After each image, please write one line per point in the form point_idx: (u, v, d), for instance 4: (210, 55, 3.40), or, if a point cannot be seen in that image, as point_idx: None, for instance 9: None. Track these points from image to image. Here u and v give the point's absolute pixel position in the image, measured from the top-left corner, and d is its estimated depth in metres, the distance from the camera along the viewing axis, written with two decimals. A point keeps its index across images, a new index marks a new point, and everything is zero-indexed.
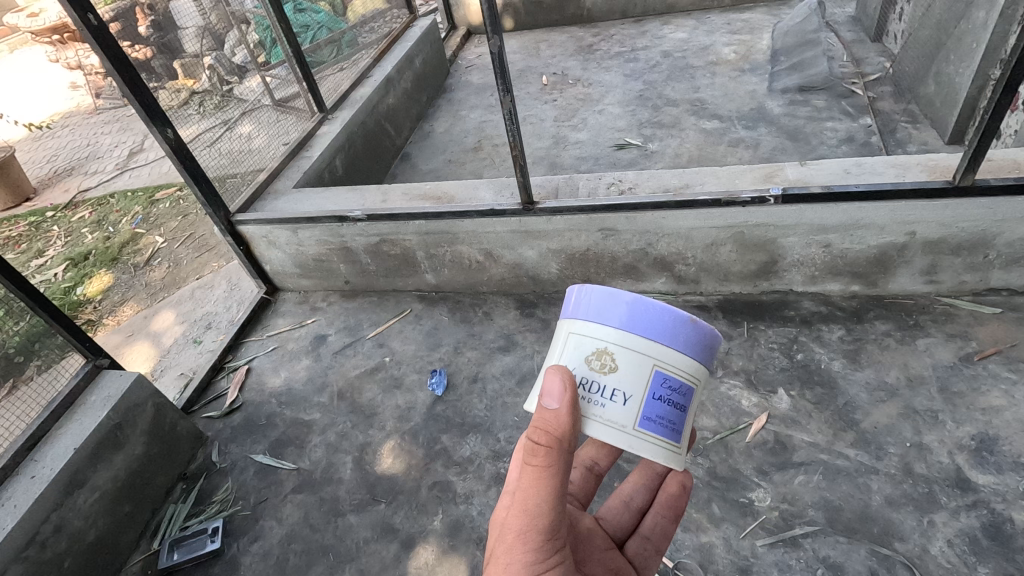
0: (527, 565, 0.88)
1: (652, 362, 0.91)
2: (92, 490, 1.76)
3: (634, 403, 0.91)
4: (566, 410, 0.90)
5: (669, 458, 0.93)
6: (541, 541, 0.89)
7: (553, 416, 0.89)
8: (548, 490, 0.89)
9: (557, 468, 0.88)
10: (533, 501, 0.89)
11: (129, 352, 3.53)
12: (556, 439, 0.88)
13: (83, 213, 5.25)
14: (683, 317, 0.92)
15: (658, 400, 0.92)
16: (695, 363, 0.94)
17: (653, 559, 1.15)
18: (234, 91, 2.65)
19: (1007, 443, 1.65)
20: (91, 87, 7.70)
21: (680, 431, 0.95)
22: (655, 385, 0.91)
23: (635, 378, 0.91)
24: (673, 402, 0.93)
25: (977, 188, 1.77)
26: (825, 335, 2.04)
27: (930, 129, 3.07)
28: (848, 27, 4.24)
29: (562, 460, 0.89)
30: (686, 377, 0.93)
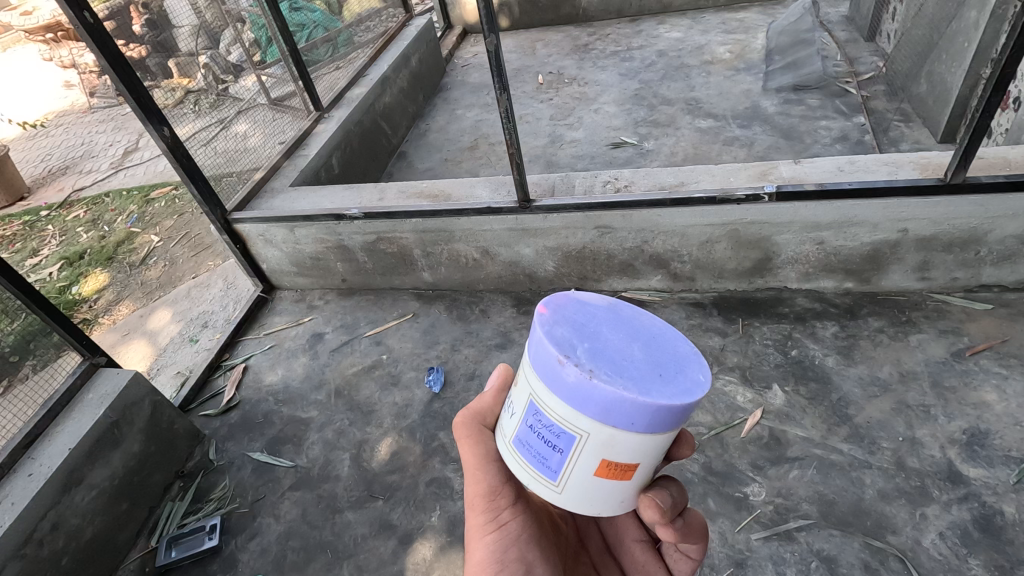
0: (480, 525, 0.98)
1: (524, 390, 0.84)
2: (89, 488, 1.76)
3: (511, 418, 0.89)
4: (487, 392, 1.03)
5: (536, 487, 0.86)
6: (484, 503, 0.98)
7: (475, 398, 1.03)
8: (474, 456, 0.98)
9: (479, 437, 0.98)
10: (468, 471, 0.99)
11: (125, 351, 3.53)
12: (472, 412, 1.01)
13: (77, 212, 5.23)
14: (551, 357, 0.77)
15: (530, 432, 0.84)
16: (567, 411, 0.78)
17: (684, 562, 1.11)
18: (229, 91, 2.63)
19: (998, 437, 1.67)
20: (85, 86, 7.66)
21: (557, 471, 0.82)
22: (527, 414, 0.84)
23: (516, 399, 0.86)
24: (542, 439, 0.82)
25: (968, 185, 1.79)
26: (819, 332, 2.06)
27: (922, 128, 3.09)
28: (841, 27, 4.27)
29: (481, 427, 1.00)
30: (559, 422, 0.79)
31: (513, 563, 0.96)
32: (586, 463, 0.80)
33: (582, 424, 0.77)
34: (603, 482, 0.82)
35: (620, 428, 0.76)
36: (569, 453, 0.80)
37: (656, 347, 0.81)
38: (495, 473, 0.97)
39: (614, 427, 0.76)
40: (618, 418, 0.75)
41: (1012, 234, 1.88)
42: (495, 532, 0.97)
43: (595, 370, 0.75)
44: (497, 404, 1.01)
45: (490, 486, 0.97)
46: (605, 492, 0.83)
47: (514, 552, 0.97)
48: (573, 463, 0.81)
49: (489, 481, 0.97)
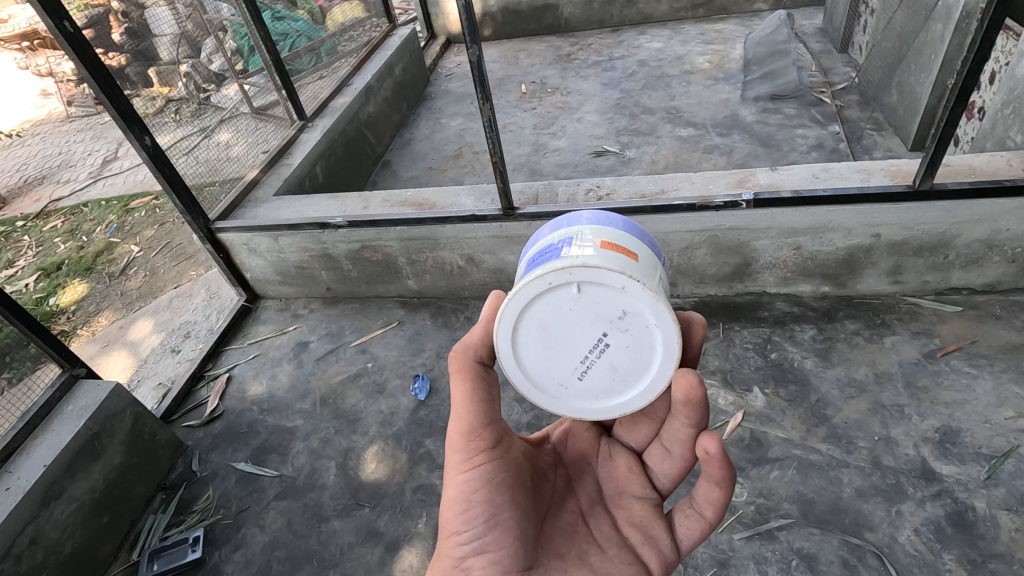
0: (455, 463, 1.04)
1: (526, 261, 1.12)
2: (69, 501, 1.73)
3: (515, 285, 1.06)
4: (477, 327, 1.08)
5: (549, 270, 0.97)
6: (464, 441, 1.03)
7: (467, 335, 1.08)
8: (462, 394, 1.03)
9: (465, 374, 1.03)
10: (453, 406, 1.05)
11: (105, 362, 3.47)
12: (463, 349, 1.06)
13: (55, 222, 5.14)
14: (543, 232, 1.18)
15: (534, 261, 1.05)
16: (556, 231, 1.09)
17: (694, 521, 1.08)
18: (212, 99, 2.68)
19: (969, 435, 1.72)
20: (63, 95, 7.58)
21: (564, 254, 1.00)
22: (530, 263, 1.08)
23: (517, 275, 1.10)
24: (545, 252, 1.05)
25: (935, 191, 1.85)
26: (797, 335, 2.11)
27: (894, 136, 3.19)
28: (816, 38, 4.40)
29: (471, 364, 1.04)
30: (556, 236, 1.08)
31: (482, 503, 1.01)
32: (588, 242, 1.02)
33: (575, 223, 1.09)
34: (608, 250, 1.00)
35: (599, 218, 1.08)
36: (570, 241, 1.03)
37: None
38: (477, 412, 1.03)
39: (597, 221, 1.08)
40: (594, 216, 1.10)
41: (979, 238, 1.95)
42: (468, 471, 1.02)
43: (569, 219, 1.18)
44: (485, 324, 1.07)
45: (472, 425, 1.03)
46: (620, 258, 0.99)
47: (483, 493, 1.01)
48: (575, 243, 1.02)
49: (471, 419, 1.03)
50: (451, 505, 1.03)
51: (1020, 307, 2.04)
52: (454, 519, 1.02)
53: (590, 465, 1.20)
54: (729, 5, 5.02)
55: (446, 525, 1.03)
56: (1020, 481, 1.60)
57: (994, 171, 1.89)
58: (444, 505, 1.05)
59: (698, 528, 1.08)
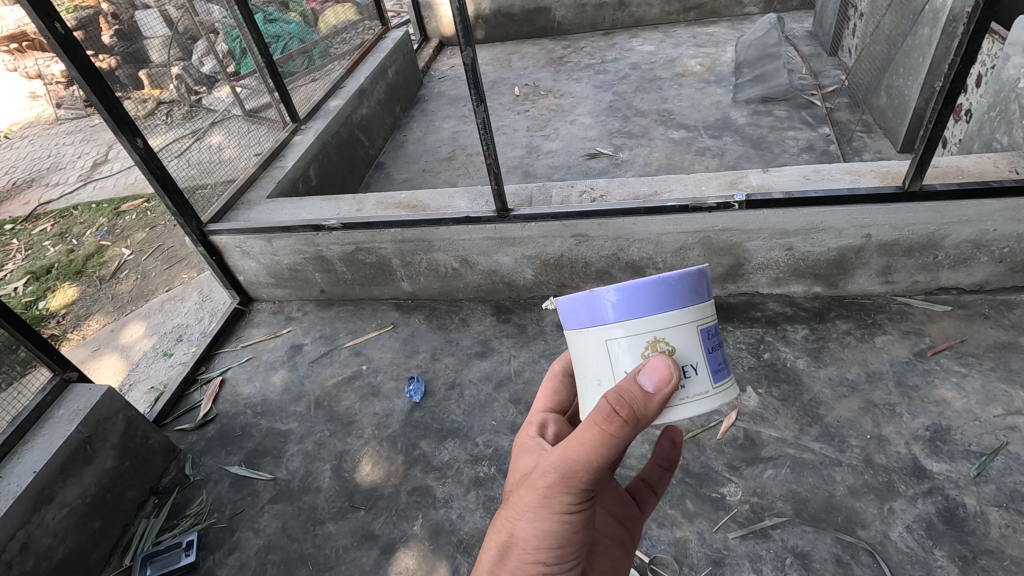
0: (561, 505, 0.93)
1: (695, 324, 0.91)
2: (60, 506, 1.71)
3: (703, 367, 0.92)
4: (653, 391, 0.85)
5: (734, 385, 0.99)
6: (579, 489, 0.92)
7: (635, 395, 0.85)
8: (602, 455, 0.87)
9: (620, 440, 0.86)
10: (585, 461, 0.89)
11: (96, 366, 3.44)
12: (633, 416, 0.84)
13: (44, 226, 5.09)
14: (690, 272, 0.91)
15: (714, 349, 0.95)
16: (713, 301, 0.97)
17: (648, 496, 1.21)
18: (203, 101, 2.61)
19: (958, 432, 1.74)
20: (51, 97, 7.53)
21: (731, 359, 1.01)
22: (707, 339, 0.93)
23: (692, 343, 0.91)
24: (721, 342, 0.97)
25: (925, 192, 1.88)
26: (790, 335, 2.13)
27: (883, 138, 3.22)
28: (806, 42, 4.44)
29: (632, 434, 0.86)
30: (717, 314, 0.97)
31: (574, 542, 0.97)
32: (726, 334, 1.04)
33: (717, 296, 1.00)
34: None
35: None
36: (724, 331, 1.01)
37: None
38: (605, 469, 0.91)
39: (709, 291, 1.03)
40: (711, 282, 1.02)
41: (967, 238, 1.98)
42: (573, 514, 0.94)
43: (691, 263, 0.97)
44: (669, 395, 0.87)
45: (595, 479, 0.92)
46: None
47: (582, 532, 0.97)
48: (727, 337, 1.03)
49: (598, 475, 0.91)
50: (543, 542, 0.95)
51: (1007, 306, 2.07)
52: (543, 553, 0.95)
53: None
54: (720, 8, 5.06)
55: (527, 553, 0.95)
56: (1009, 478, 1.62)
57: (982, 172, 1.91)
58: (528, 532, 0.95)
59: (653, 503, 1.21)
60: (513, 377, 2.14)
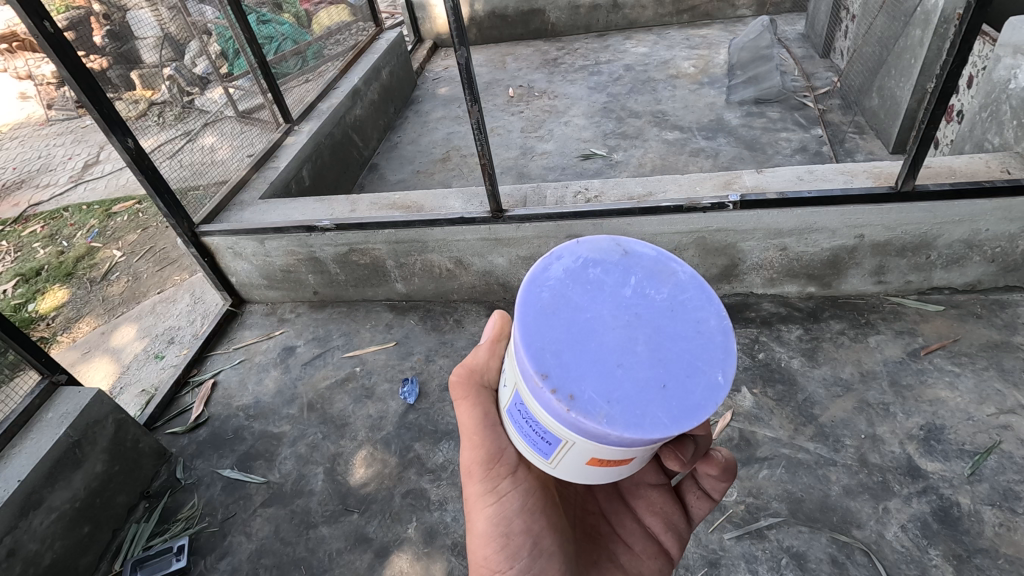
0: (479, 496, 0.95)
1: (512, 382, 0.81)
2: (48, 511, 1.69)
3: (505, 392, 0.87)
4: (480, 347, 0.98)
5: (531, 458, 0.88)
6: (485, 471, 0.94)
7: (468, 355, 0.99)
8: (474, 421, 0.94)
9: (476, 399, 0.95)
10: (464, 434, 0.96)
11: (85, 369, 3.40)
12: (469, 372, 0.97)
13: (34, 227, 5.05)
14: (528, 370, 0.73)
15: (519, 414, 0.83)
16: (547, 420, 0.76)
17: (704, 502, 1.18)
18: (195, 102, 2.66)
19: (952, 431, 1.75)
20: (41, 97, 7.49)
21: (546, 456, 0.83)
22: (517, 400, 0.83)
23: (510, 379, 0.84)
24: (531, 429, 0.82)
25: (917, 193, 1.88)
26: (784, 335, 2.13)
27: (876, 139, 3.24)
28: (798, 44, 4.48)
29: (479, 387, 0.96)
30: (543, 423, 0.77)
31: (517, 535, 0.95)
32: (575, 459, 0.80)
33: (573, 431, 0.74)
34: (595, 472, 0.82)
35: (613, 442, 0.73)
36: (556, 448, 0.79)
37: (666, 368, 0.74)
38: (492, 438, 0.93)
39: (599, 443, 0.74)
40: (602, 438, 0.72)
41: (960, 239, 1.99)
42: (495, 503, 0.95)
43: (579, 407, 0.71)
44: (494, 361, 0.97)
45: (491, 450, 0.94)
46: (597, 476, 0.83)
47: (519, 521, 0.96)
48: (562, 455, 0.80)
49: (489, 446, 0.94)
50: (484, 544, 0.96)
51: (1000, 306, 2.08)
52: (491, 558, 0.95)
53: None
54: (713, 10, 5.09)
55: (482, 566, 0.96)
56: (1002, 476, 1.62)
57: (974, 172, 1.92)
58: (475, 543, 0.97)
59: (707, 508, 1.18)
60: None
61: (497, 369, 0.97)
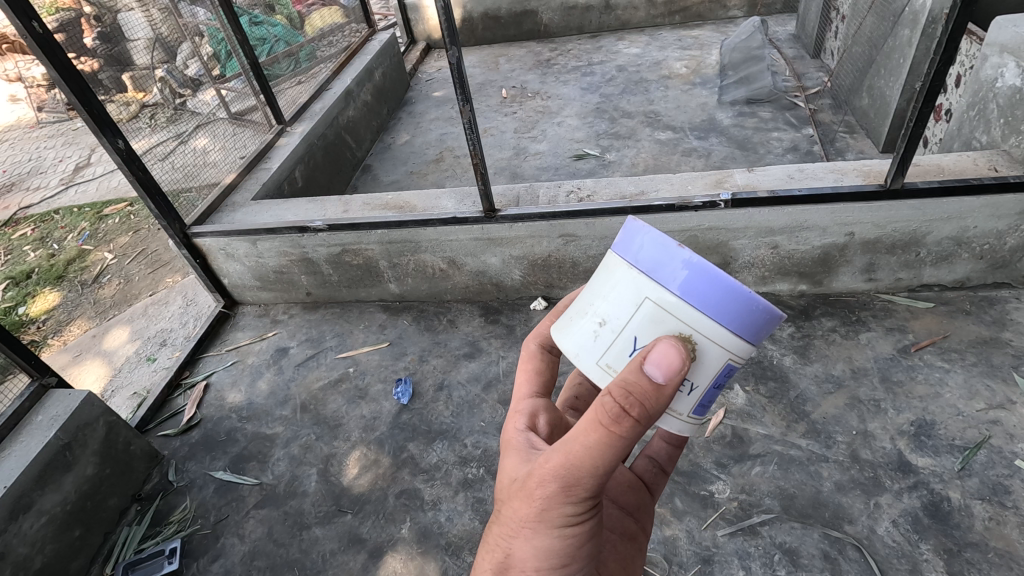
0: (563, 519, 0.88)
1: (729, 358, 0.83)
2: (38, 514, 1.67)
3: (696, 395, 0.87)
4: (658, 384, 0.80)
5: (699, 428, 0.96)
6: (586, 500, 0.87)
7: (644, 391, 0.80)
8: (612, 456, 0.83)
9: (632, 441, 0.82)
10: (590, 464, 0.84)
11: (77, 373, 3.37)
12: (646, 412, 0.80)
13: (24, 230, 5.01)
14: (756, 302, 0.77)
15: (718, 389, 0.88)
16: None
17: (661, 477, 1.19)
18: (187, 104, 2.63)
19: (943, 427, 1.76)
20: (32, 100, 7.45)
21: None
22: (722, 376, 0.86)
23: (710, 370, 0.84)
24: (730, 388, 0.90)
25: (906, 190, 1.90)
26: (776, 333, 2.14)
27: (866, 138, 3.26)
28: (789, 44, 4.51)
29: (644, 432, 0.81)
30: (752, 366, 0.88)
31: (579, 558, 0.92)
32: None
33: None
34: None
35: None
36: None
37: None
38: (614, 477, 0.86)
39: None
40: None
41: (948, 236, 2.01)
42: (579, 528, 0.90)
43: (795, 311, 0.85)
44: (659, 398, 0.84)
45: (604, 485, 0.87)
46: None
47: (589, 549, 0.92)
48: None
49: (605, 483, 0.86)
50: (545, 560, 0.90)
51: (988, 302, 2.10)
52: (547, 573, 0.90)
53: None
54: (705, 11, 5.11)
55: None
56: (992, 471, 1.64)
57: (962, 170, 1.94)
58: (532, 555, 0.90)
59: (665, 482, 1.19)
60: (502, 378, 2.14)
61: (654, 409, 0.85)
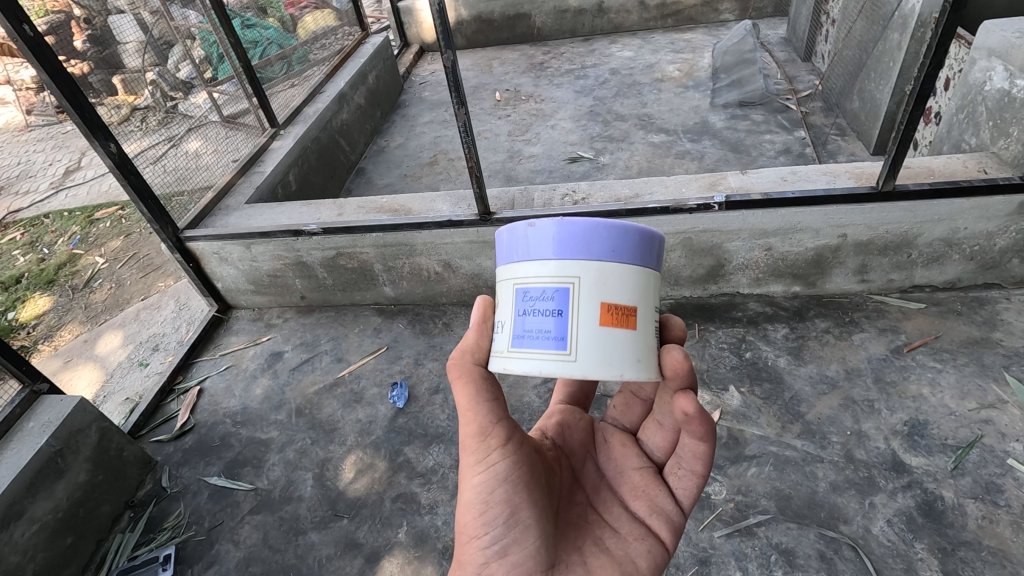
0: (470, 466, 1.00)
1: (511, 283, 0.97)
2: (29, 522, 1.65)
3: (505, 328, 0.96)
4: (471, 329, 1.05)
5: (550, 368, 0.89)
6: (477, 442, 1.00)
7: (463, 337, 1.06)
8: (468, 393, 1.01)
9: (468, 376, 1.01)
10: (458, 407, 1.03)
11: (68, 378, 3.35)
12: (463, 350, 1.04)
13: (13, 235, 4.96)
14: (523, 228, 0.95)
15: (524, 315, 0.93)
16: (551, 265, 0.92)
17: (690, 479, 1.09)
18: (179, 107, 2.61)
19: (935, 426, 1.78)
20: (21, 103, 7.38)
21: (563, 338, 0.89)
22: (520, 302, 0.95)
23: (507, 301, 0.98)
24: (538, 311, 0.91)
25: (897, 192, 1.91)
26: (770, 334, 2.15)
27: (857, 141, 3.29)
28: (780, 48, 4.54)
29: (471, 365, 1.02)
30: (547, 281, 0.92)
31: (496, 503, 0.98)
32: (586, 310, 0.90)
33: (570, 259, 0.91)
34: (609, 330, 0.90)
35: (601, 250, 0.91)
36: (566, 306, 0.90)
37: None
38: (485, 412, 1.01)
39: (594, 260, 0.91)
40: (597, 249, 0.91)
41: (939, 237, 2.03)
42: (483, 472, 0.99)
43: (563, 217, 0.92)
44: (482, 338, 1.02)
45: (483, 423, 1.00)
46: (613, 332, 0.90)
47: (500, 492, 0.98)
48: (575, 315, 0.89)
49: (481, 421, 1.00)
50: (468, 511, 0.99)
51: (979, 303, 2.12)
52: (472, 523, 0.98)
53: (590, 451, 1.21)
54: (697, 15, 5.15)
55: (464, 532, 0.99)
56: (984, 470, 1.65)
57: (951, 172, 1.97)
58: (460, 512, 1.01)
59: (694, 484, 1.09)
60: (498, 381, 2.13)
61: (488, 349, 1.03)
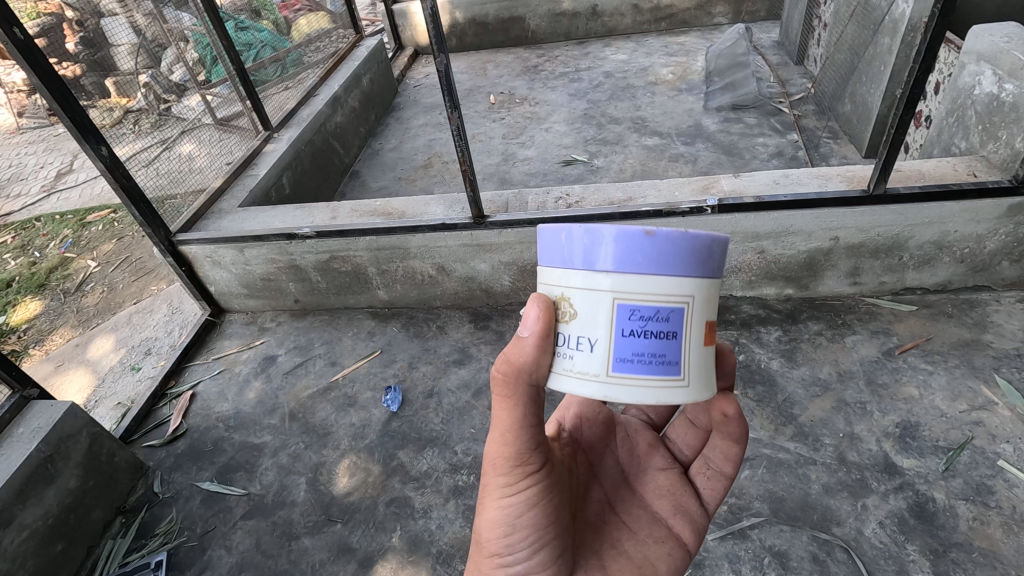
0: (497, 487, 0.94)
1: (610, 295, 0.80)
2: (19, 529, 1.64)
3: (601, 348, 0.81)
4: (525, 340, 0.86)
5: (666, 396, 0.81)
6: (511, 466, 0.93)
7: (513, 348, 0.88)
8: (510, 416, 0.90)
9: (516, 399, 0.89)
10: (497, 428, 0.93)
11: (59, 383, 3.32)
12: (515, 367, 0.88)
13: (4, 238, 4.92)
14: (637, 233, 0.77)
15: (630, 336, 0.80)
16: (669, 281, 0.79)
17: (718, 480, 1.13)
18: (172, 109, 2.59)
19: (926, 429, 1.78)
20: (12, 105, 7.33)
21: (676, 362, 0.82)
22: (624, 319, 0.80)
23: (597, 314, 0.81)
24: (653, 334, 0.80)
25: (888, 195, 1.93)
26: (763, 337, 2.16)
27: (849, 144, 3.31)
28: (773, 51, 4.57)
29: (524, 387, 0.88)
30: (662, 298, 0.79)
31: (523, 528, 0.95)
32: (695, 330, 0.83)
33: (688, 277, 0.80)
34: (707, 347, 0.86)
35: (710, 266, 0.82)
36: (681, 328, 0.81)
37: None
38: (525, 439, 0.92)
39: (707, 276, 0.82)
40: (708, 264, 0.81)
41: (930, 240, 2.04)
42: (513, 496, 0.94)
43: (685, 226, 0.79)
44: (544, 354, 0.87)
45: (521, 448, 0.92)
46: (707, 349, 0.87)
47: (528, 517, 0.95)
48: (687, 337, 0.83)
49: (518, 446, 0.92)
50: (491, 529, 0.96)
51: (970, 305, 2.14)
52: (495, 543, 0.96)
53: (608, 445, 1.19)
54: (690, 18, 5.18)
55: (486, 546, 0.98)
56: (975, 471, 1.66)
57: (942, 175, 1.98)
58: (482, 525, 0.98)
59: (723, 487, 1.13)
60: None
61: (548, 367, 0.87)
